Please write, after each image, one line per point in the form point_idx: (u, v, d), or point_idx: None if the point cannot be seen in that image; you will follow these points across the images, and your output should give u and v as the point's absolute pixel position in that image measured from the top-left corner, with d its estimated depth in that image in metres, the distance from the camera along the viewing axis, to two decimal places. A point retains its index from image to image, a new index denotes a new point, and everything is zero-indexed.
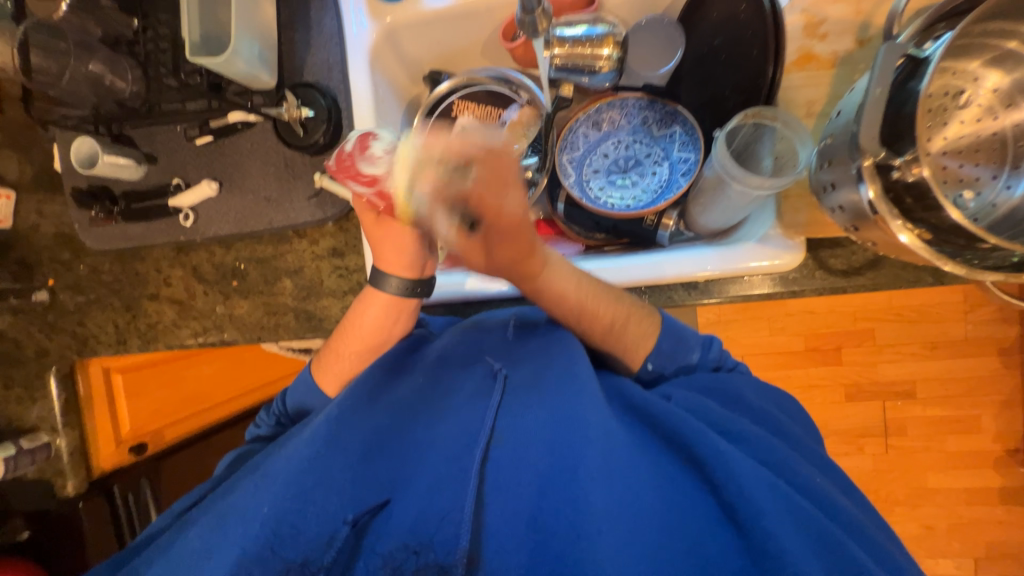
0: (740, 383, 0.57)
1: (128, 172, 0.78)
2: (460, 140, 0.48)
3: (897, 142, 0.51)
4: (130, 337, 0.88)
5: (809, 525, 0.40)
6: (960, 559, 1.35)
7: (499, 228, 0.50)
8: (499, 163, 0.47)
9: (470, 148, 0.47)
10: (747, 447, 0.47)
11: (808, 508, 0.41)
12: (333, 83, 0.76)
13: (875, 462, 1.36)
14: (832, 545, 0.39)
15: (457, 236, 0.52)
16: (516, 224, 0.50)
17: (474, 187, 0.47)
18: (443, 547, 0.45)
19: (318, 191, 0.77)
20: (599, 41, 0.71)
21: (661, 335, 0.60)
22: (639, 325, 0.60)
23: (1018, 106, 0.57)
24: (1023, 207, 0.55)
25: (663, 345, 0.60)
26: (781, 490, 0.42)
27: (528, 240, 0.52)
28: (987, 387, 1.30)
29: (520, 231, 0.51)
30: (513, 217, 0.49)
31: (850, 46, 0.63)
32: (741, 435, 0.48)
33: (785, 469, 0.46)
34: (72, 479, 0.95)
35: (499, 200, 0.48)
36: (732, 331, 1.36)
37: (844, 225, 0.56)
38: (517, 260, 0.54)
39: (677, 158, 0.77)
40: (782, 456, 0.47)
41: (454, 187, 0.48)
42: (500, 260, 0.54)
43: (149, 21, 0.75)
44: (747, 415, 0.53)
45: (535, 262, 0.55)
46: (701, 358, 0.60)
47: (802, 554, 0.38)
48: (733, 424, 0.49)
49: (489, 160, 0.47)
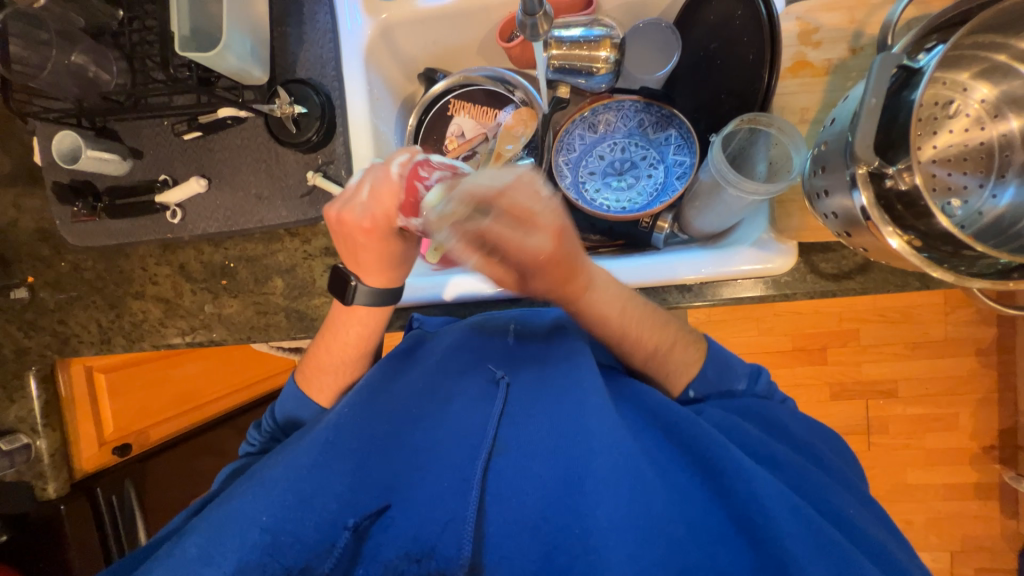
0: (779, 410, 0.58)
1: (113, 168, 0.76)
2: (484, 181, 0.49)
3: (889, 151, 0.53)
4: (114, 336, 0.86)
5: (829, 547, 0.41)
6: (937, 553, 1.40)
7: (528, 263, 0.52)
8: (519, 198, 0.49)
9: (494, 189, 0.49)
10: (776, 467, 0.49)
11: (829, 531, 0.42)
12: (327, 79, 0.75)
13: (858, 460, 1.40)
14: (854, 564, 0.40)
15: (484, 264, 0.54)
16: (546, 259, 0.52)
17: (490, 226, 0.50)
18: (444, 556, 0.46)
19: (311, 189, 0.75)
20: (596, 43, 0.72)
21: (707, 363, 0.61)
22: (684, 351, 0.61)
23: (1004, 117, 0.58)
24: (1007, 216, 0.57)
25: (708, 372, 0.60)
26: (801, 509, 0.43)
27: (565, 267, 0.53)
28: (966, 386, 1.34)
29: (555, 262, 0.52)
30: (540, 252, 0.51)
31: (844, 54, 0.63)
32: (771, 457, 0.50)
33: (801, 484, 0.48)
34: (52, 482, 0.92)
35: (522, 238, 0.51)
36: (722, 331, 1.38)
37: (836, 231, 0.57)
38: (561, 283, 0.55)
39: (672, 161, 0.78)
40: (806, 483, 0.48)
41: (473, 229, 0.50)
42: (538, 292, 0.57)
43: (134, 11, 0.72)
44: (787, 442, 0.55)
45: (575, 285, 0.55)
46: (747, 387, 0.60)
47: (816, 568, 0.39)
48: (765, 446, 0.51)
49: (506, 199, 0.49)
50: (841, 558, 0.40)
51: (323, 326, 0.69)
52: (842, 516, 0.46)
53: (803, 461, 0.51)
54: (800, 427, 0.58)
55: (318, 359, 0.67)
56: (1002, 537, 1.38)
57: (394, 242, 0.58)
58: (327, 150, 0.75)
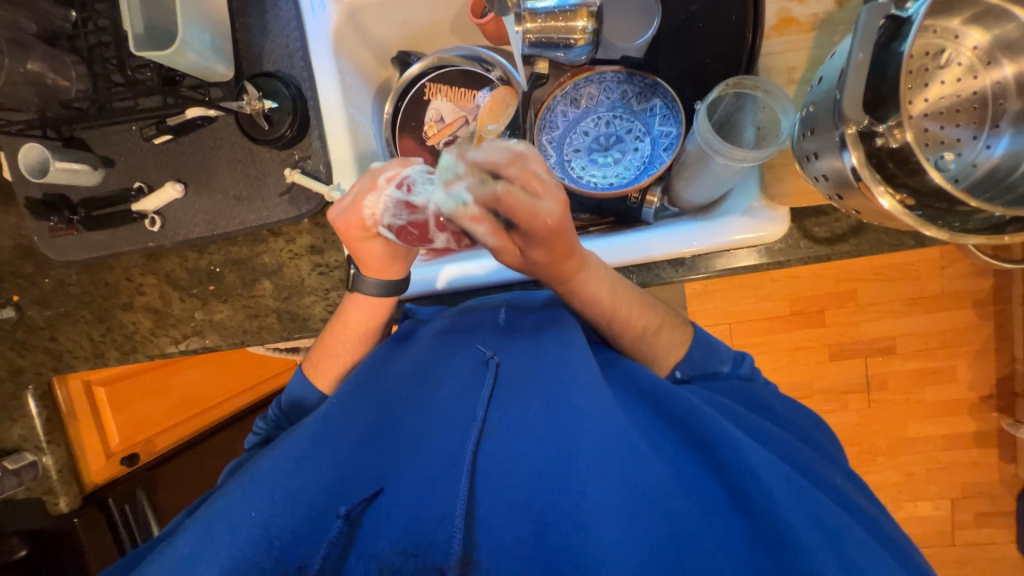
0: (766, 392, 0.59)
1: (85, 179, 0.74)
2: (492, 151, 0.53)
3: (880, 109, 0.50)
4: (108, 349, 0.85)
5: (822, 514, 0.41)
6: (939, 501, 1.43)
7: (537, 232, 0.52)
8: (526, 165, 0.52)
9: (503, 156, 0.52)
10: (775, 445, 0.49)
11: (829, 506, 0.42)
12: (296, 70, 0.72)
13: (859, 416, 1.41)
14: (843, 533, 0.40)
15: (491, 234, 0.54)
16: (555, 225, 0.51)
17: (504, 189, 0.50)
18: (440, 547, 0.44)
19: (290, 187, 0.73)
20: (571, 13, 0.67)
21: (693, 344, 0.61)
22: (671, 333, 0.62)
23: (999, 64, 0.56)
24: (1002, 168, 0.55)
25: (693, 354, 0.61)
26: (794, 481, 0.43)
27: (567, 240, 0.53)
28: (964, 337, 1.35)
29: (558, 234, 0.52)
30: (548, 220, 0.51)
31: (830, 7, 0.61)
32: (769, 434, 0.50)
33: (797, 461, 0.48)
34: (64, 496, 0.93)
35: (533, 203, 0.50)
36: (719, 301, 1.37)
37: (827, 194, 0.56)
38: (559, 258, 0.55)
39: (659, 132, 0.76)
40: (806, 463, 0.48)
41: (489, 192, 0.51)
42: (538, 262, 0.56)
43: (87, 11, 0.69)
44: (771, 421, 0.55)
45: (570, 263, 0.56)
46: (732, 369, 0.61)
47: (811, 538, 0.39)
48: (755, 423, 0.51)
49: (516, 166, 0.52)
50: (832, 533, 0.40)
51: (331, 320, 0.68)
52: (832, 487, 0.46)
53: (792, 438, 0.52)
54: (792, 410, 0.58)
55: (322, 343, 0.68)
56: (1001, 482, 1.40)
57: (374, 239, 0.58)
58: (303, 144, 0.72)
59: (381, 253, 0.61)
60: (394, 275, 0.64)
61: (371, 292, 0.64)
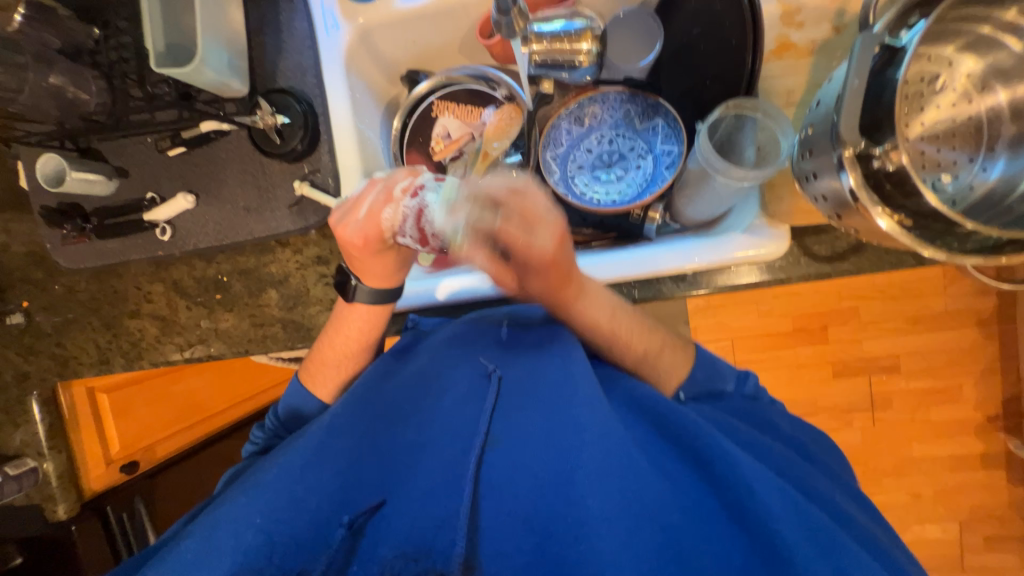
0: (767, 410, 0.59)
1: (99, 188, 0.76)
2: (496, 183, 0.55)
3: (875, 132, 0.52)
4: (114, 356, 0.86)
5: (824, 536, 0.41)
6: (946, 524, 1.40)
7: (531, 264, 0.53)
8: (525, 201, 0.53)
9: (504, 191, 0.53)
10: (775, 464, 0.49)
11: (822, 523, 0.42)
12: (307, 87, 0.75)
13: (863, 435, 1.40)
14: (844, 553, 0.40)
15: (488, 265, 0.56)
16: (549, 259, 0.53)
17: (501, 226, 0.52)
18: (442, 554, 0.46)
19: (299, 199, 0.75)
20: (577, 36, 0.70)
21: (695, 364, 0.62)
22: (673, 355, 0.62)
23: (991, 90, 0.58)
24: (998, 191, 0.56)
25: (697, 375, 0.61)
26: (791, 497, 0.44)
27: (563, 270, 0.54)
28: (968, 357, 1.34)
29: (554, 266, 0.54)
30: (542, 254, 0.52)
31: (827, 33, 0.63)
32: (769, 452, 0.51)
33: (796, 479, 0.48)
34: (62, 503, 0.93)
35: (529, 238, 0.52)
36: (721, 316, 1.38)
37: (826, 214, 0.57)
38: (554, 289, 0.56)
39: (660, 151, 0.77)
40: (806, 481, 0.48)
41: (485, 227, 0.53)
42: (534, 291, 0.57)
43: (110, 29, 0.72)
44: (772, 439, 0.55)
45: (568, 291, 0.57)
46: (736, 388, 0.61)
47: (809, 555, 0.39)
48: (754, 441, 0.51)
49: (515, 201, 0.53)
50: (831, 551, 0.40)
51: (328, 324, 0.69)
52: (834, 507, 0.46)
53: (788, 452, 0.53)
54: (793, 428, 0.58)
55: (322, 355, 0.68)
56: (1010, 505, 1.38)
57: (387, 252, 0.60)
58: (312, 158, 0.74)
59: (390, 265, 0.62)
60: (391, 282, 0.65)
61: (366, 301, 0.65)
